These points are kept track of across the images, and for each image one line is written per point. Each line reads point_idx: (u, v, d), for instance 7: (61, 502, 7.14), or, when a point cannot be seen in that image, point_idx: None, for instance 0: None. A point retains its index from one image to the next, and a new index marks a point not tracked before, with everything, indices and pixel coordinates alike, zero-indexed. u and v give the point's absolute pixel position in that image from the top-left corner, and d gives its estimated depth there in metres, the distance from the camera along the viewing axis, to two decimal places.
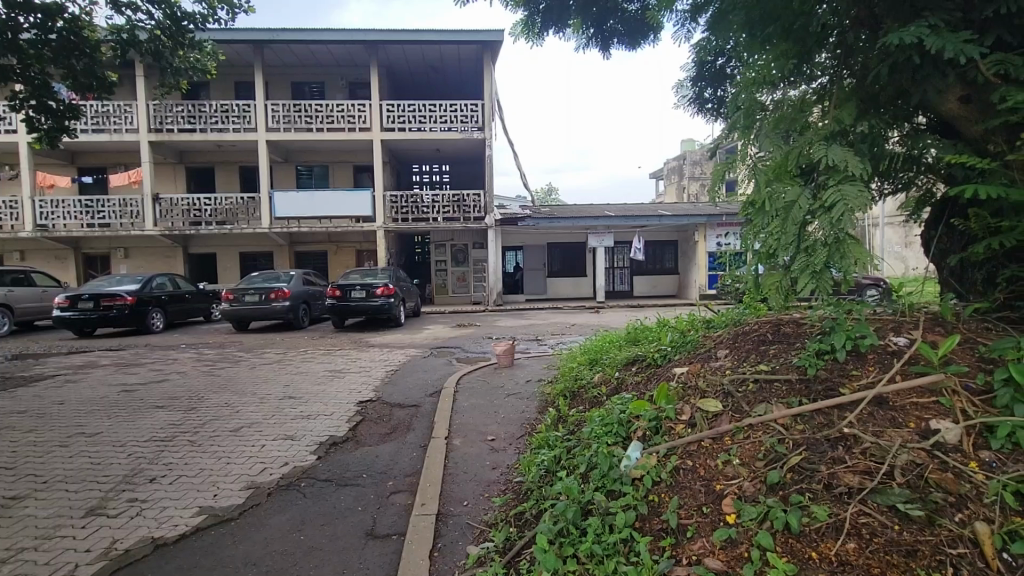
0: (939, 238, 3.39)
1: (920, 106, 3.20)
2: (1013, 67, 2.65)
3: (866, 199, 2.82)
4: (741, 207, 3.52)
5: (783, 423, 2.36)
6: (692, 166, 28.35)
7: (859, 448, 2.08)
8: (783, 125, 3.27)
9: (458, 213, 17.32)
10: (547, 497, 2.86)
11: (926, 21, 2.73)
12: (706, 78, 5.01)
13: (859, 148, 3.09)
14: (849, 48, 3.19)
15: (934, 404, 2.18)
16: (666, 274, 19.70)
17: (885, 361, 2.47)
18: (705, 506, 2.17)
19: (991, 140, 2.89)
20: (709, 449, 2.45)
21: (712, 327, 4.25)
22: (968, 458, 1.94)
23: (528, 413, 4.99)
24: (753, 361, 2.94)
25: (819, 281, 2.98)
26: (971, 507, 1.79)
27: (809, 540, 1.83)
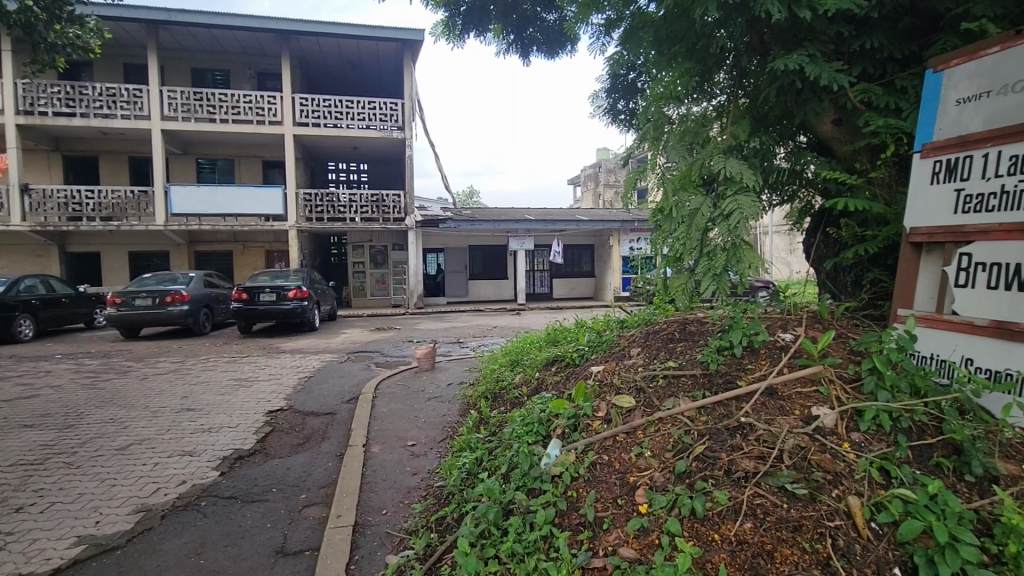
0: (818, 245, 3.80)
1: (801, 126, 3.58)
2: (874, 96, 3.04)
3: (758, 208, 3.10)
4: (651, 213, 3.77)
5: (689, 415, 2.53)
6: (607, 174, 29.62)
7: (754, 435, 2.27)
8: (687, 137, 3.54)
9: (377, 214, 16.84)
10: (468, 500, 2.86)
11: (807, 51, 3.05)
12: (619, 91, 5.27)
13: (752, 161, 3.43)
14: (744, 70, 3.49)
15: (814, 393, 2.43)
16: (583, 277, 20.41)
17: (774, 355, 2.73)
18: (620, 498, 2.27)
19: (858, 159, 3.29)
20: (622, 443, 2.57)
21: (626, 326, 4.47)
22: (842, 439, 2.17)
23: (449, 416, 4.95)
24: (662, 358, 3.13)
25: (718, 283, 3.26)
26: (846, 483, 1.99)
27: (711, 523, 1.97)
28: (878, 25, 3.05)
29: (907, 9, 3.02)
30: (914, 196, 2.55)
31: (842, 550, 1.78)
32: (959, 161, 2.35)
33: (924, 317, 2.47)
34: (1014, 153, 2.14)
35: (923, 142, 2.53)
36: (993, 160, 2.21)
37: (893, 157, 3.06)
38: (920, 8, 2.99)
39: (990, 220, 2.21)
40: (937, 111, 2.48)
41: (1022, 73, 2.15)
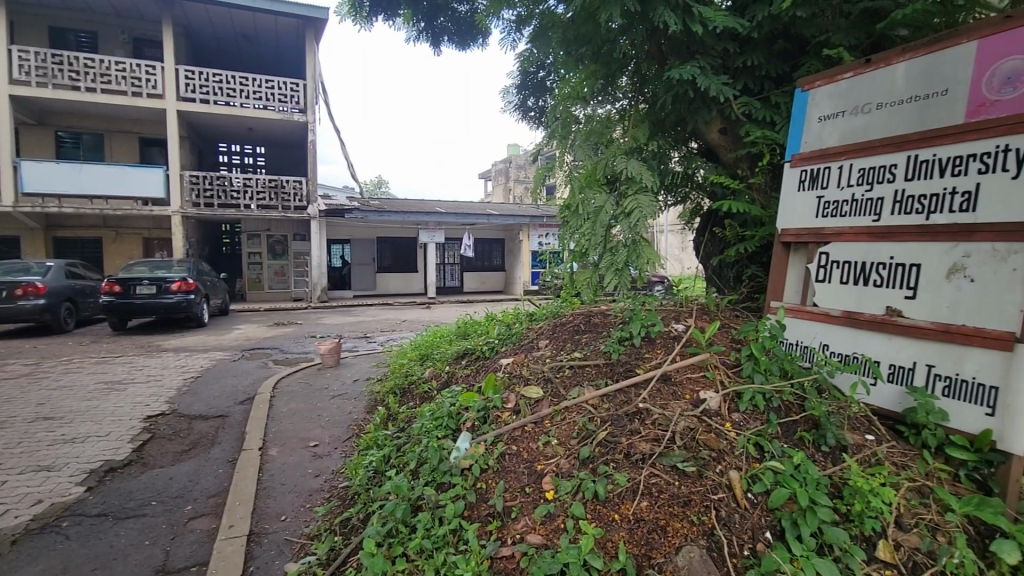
0: (706, 243, 4.14)
1: (693, 133, 3.87)
2: (754, 109, 3.37)
3: (655, 207, 3.32)
4: (559, 209, 3.92)
5: (593, 403, 2.66)
6: (518, 170, 30.07)
7: (650, 419, 2.43)
8: (593, 137, 3.77)
9: (276, 201, 15.73)
10: (375, 499, 2.78)
11: (699, 63, 3.29)
12: (529, 88, 5.36)
13: (651, 163, 3.72)
14: (644, 77, 3.70)
15: (702, 378, 2.65)
16: (494, 270, 20.59)
17: (668, 344, 2.93)
18: (527, 486, 2.33)
19: (740, 165, 3.63)
20: (530, 433, 2.64)
21: (535, 318, 4.59)
22: (725, 419, 2.38)
23: (355, 414, 4.77)
24: (568, 349, 3.25)
25: (620, 278, 3.46)
26: (727, 458, 2.18)
27: (612, 504, 2.08)
28: (758, 45, 3.37)
29: (781, 33, 3.37)
30: (785, 200, 2.86)
31: (724, 520, 1.95)
32: (821, 171, 2.67)
33: (792, 308, 2.78)
34: (864, 166, 2.47)
35: (793, 153, 2.84)
36: (847, 171, 2.54)
37: (768, 165, 3.41)
38: (791, 33, 3.34)
39: (844, 223, 2.55)
40: (804, 126, 2.80)
41: (869, 98, 2.49)
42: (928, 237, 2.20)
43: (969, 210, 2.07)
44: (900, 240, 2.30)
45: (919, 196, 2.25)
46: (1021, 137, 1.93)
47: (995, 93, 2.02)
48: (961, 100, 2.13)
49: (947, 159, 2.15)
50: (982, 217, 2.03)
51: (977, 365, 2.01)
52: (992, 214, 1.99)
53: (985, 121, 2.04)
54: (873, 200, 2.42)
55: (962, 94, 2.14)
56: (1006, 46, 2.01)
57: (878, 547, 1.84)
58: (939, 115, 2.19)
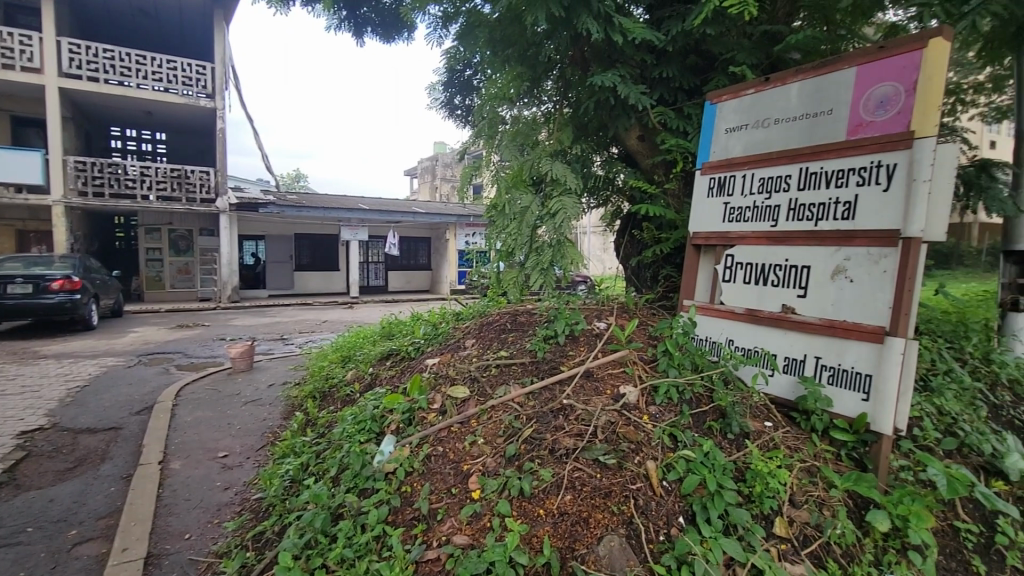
0: (625, 244, 4.31)
1: (613, 138, 4.04)
2: (669, 118, 3.58)
3: (579, 209, 3.44)
4: (485, 209, 3.94)
5: (518, 401, 2.69)
6: (444, 168, 29.80)
7: (573, 415, 2.50)
8: (519, 138, 3.86)
9: (179, 192, 14.46)
10: (292, 509, 2.65)
11: (619, 71, 3.44)
12: (456, 86, 5.32)
13: (574, 166, 3.85)
14: (568, 82, 3.80)
15: (622, 373, 2.76)
16: (420, 269, 20.25)
17: (591, 341, 3.04)
18: (454, 487, 2.31)
19: (656, 171, 3.81)
20: (456, 433, 2.63)
21: (461, 318, 4.56)
22: (643, 412, 2.49)
23: (269, 421, 4.50)
24: (494, 348, 3.27)
25: (545, 277, 3.55)
26: (645, 449, 2.28)
27: (537, 500, 2.11)
28: (672, 58, 3.57)
29: (693, 48, 3.59)
30: (696, 205, 3.05)
31: (641, 508, 2.04)
32: (727, 179, 2.88)
33: (702, 307, 2.97)
34: (764, 176, 2.69)
35: (704, 161, 3.04)
36: (750, 180, 2.76)
37: (682, 172, 3.63)
38: (702, 49, 3.57)
39: (746, 228, 2.76)
40: (713, 137, 3.00)
41: (768, 113, 2.71)
42: (816, 241, 2.44)
43: (849, 217, 2.32)
44: (794, 244, 2.54)
45: (810, 205, 2.48)
46: (891, 154, 2.19)
47: (871, 115, 2.29)
48: (844, 119, 2.38)
49: (832, 172, 2.40)
50: (860, 225, 2.28)
51: (855, 356, 2.26)
52: (868, 222, 2.25)
53: (863, 139, 2.30)
54: (771, 207, 2.65)
55: (844, 114, 2.39)
56: (879, 73, 2.28)
57: (775, 524, 2.02)
58: (826, 133, 2.45)
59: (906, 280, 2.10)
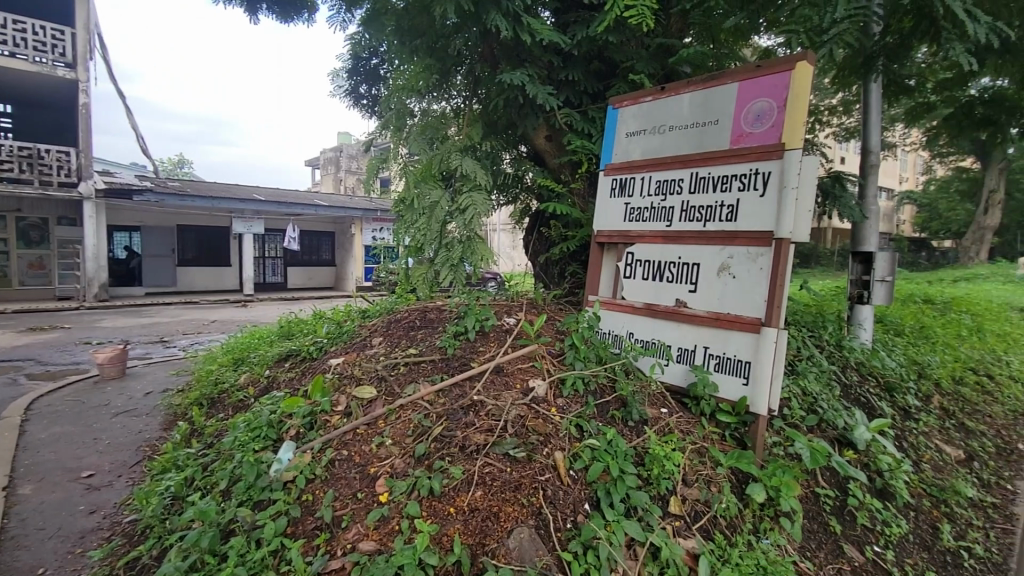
0: (533, 241, 4.39)
1: (522, 137, 4.11)
2: (574, 120, 3.71)
3: (489, 206, 3.48)
4: (393, 203, 3.84)
5: (429, 399, 2.65)
6: (349, 160, 28.56)
7: (483, 410, 2.50)
8: (428, 132, 3.80)
9: (31, 174, 12.48)
10: (174, 530, 2.39)
11: (528, 71, 3.50)
12: (361, 74, 5.10)
13: (484, 162, 3.87)
14: (477, 78, 3.82)
15: (531, 367, 2.81)
16: (323, 265, 19.25)
17: (501, 337, 3.06)
18: (360, 491, 2.22)
19: (563, 171, 3.92)
20: (363, 435, 2.53)
21: (368, 316, 4.40)
22: (551, 405, 2.55)
23: (146, 433, 4.03)
24: (403, 346, 3.19)
25: (455, 273, 3.53)
26: (554, 441, 2.34)
27: (447, 498, 2.09)
28: (577, 62, 3.69)
29: (596, 55, 3.74)
30: (600, 205, 3.19)
31: (550, 498, 2.09)
32: (628, 180, 3.04)
33: (605, 302, 3.12)
34: (660, 179, 2.88)
35: (607, 163, 3.18)
36: (648, 182, 2.93)
37: (586, 172, 3.78)
38: (605, 56, 3.73)
39: (645, 227, 2.94)
40: (615, 140, 3.15)
41: (663, 121, 2.90)
42: (705, 241, 2.65)
43: (732, 219, 2.55)
44: (686, 243, 2.74)
45: (699, 207, 2.69)
46: (767, 163, 2.44)
47: (749, 127, 2.53)
48: (727, 130, 2.61)
49: (718, 177, 2.62)
50: (741, 226, 2.52)
51: (737, 345, 2.49)
52: (747, 223, 2.49)
53: (743, 148, 2.54)
54: (666, 208, 2.84)
55: (728, 125, 2.62)
56: (756, 89, 2.52)
57: (670, 502, 2.17)
58: (712, 141, 2.67)
59: (779, 276, 2.35)
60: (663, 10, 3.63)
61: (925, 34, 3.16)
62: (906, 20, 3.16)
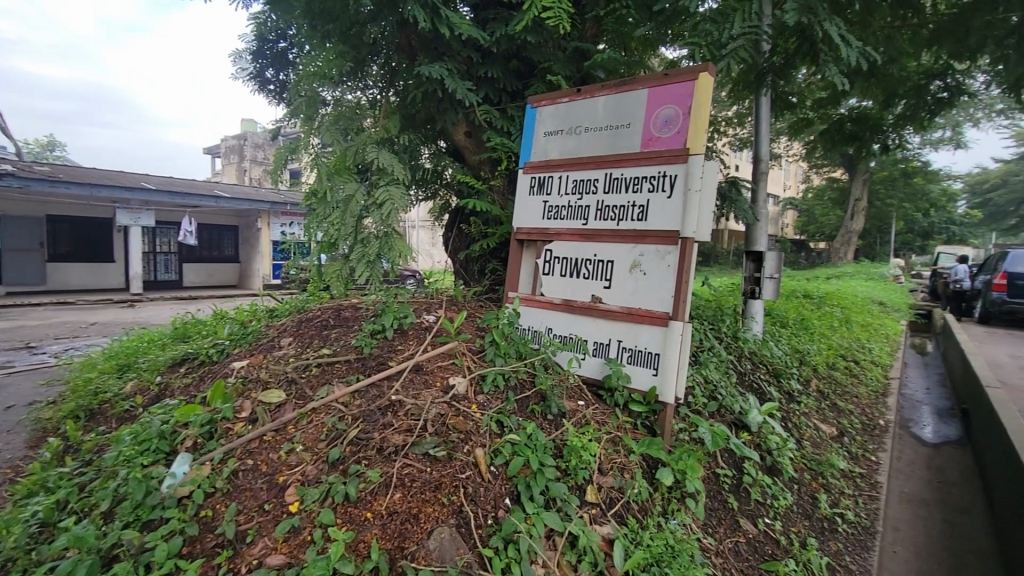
0: (453, 237, 4.35)
1: (441, 132, 4.05)
2: (494, 117, 3.72)
3: (407, 201, 3.40)
4: (304, 195, 3.63)
5: (343, 401, 2.54)
6: (255, 149, 26.64)
7: (402, 410, 2.44)
8: (342, 122, 3.64)
9: None
10: (42, 562, 2.09)
11: (446, 64, 3.45)
12: (268, 58, 4.77)
13: (402, 156, 3.76)
14: (394, 69, 3.72)
15: (451, 365, 2.78)
16: (224, 262, 17.83)
17: (420, 335, 3.00)
18: (267, 503, 2.08)
19: (482, 168, 3.92)
20: (271, 443, 2.37)
21: (276, 315, 4.12)
22: (471, 402, 2.54)
23: (7, 454, 3.49)
24: (315, 347, 3.04)
25: (371, 270, 3.40)
26: (475, 438, 2.33)
27: (363, 504, 2.02)
28: (496, 60, 3.70)
29: (515, 53, 3.78)
30: (519, 203, 3.23)
31: (471, 495, 2.08)
32: (546, 179, 3.10)
33: (524, 298, 3.15)
34: (576, 179, 2.96)
35: (526, 161, 3.22)
36: (565, 181, 3.01)
37: (505, 170, 3.81)
38: (523, 55, 3.78)
39: (562, 225, 3.01)
40: (533, 139, 3.20)
41: (579, 122, 2.99)
42: (618, 239, 2.77)
43: (643, 219, 2.68)
44: (600, 241, 2.84)
45: (613, 206, 2.80)
46: (673, 166, 2.59)
47: (658, 131, 2.67)
48: (638, 133, 2.74)
49: (630, 179, 2.74)
50: (651, 225, 2.65)
51: (647, 338, 2.63)
52: (656, 223, 2.63)
53: (653, 151, 2.68)
54: (583, 207, 2.93)
55: (639, 128, 2.75)
56: (664, 96, 2.67)
57: (587, 491, 2.24)
58: (625, 144, 2.79)
59: (684, 273, 2.50)
60: (579, 14, 3.73)
61: (807, 55, 3.52)
62: (791, 41, 3.51)
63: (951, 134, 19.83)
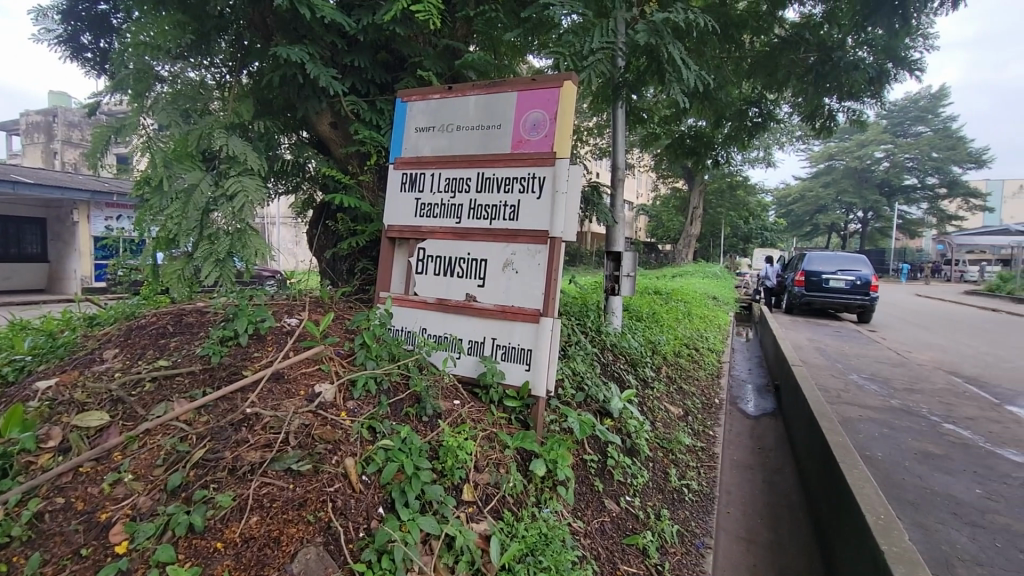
0: (318, 235, 4.06)
1: (303, 121, 3.77)
2: (361, 109, 3.55)
3: (263, 193, 3.11)
4: (135, 184, 3.12)
5: (187, 419, 2.23)
6: (67, 128, 22.41)
7: (260, 424, 2.21)
8: (181, 101, 3.19)
9: None
10: None
11: (308, 48, 3.21)
12: (83, 20, 4.02)
13: (256, 143, 3.40)
14: (247, 49, 3.38)
15: (318, 371, 2.59)
16: (26, 261, 14.74)
17: (281, 340, 2.74)
18: (85, 547, 1.75)
19: (350, 162, 3.73)
20: (92, 475, 2.01)
21: (97, 323, 3.49)
22: (340, 409, 2.39)
23: None
24: (150, 358, 2.63)
25: (221, 270, 3.02)
26: (343, 448, 2.18)
27: (213, 533, 1.78)
28: (363, 49, 3.53)
29: (383, 45, 3.65)
30: (389, 200, 3.11)
31: (340, 509, 1.94)
32: (418, 176, 3.03)
33: (397, 298, 3.05)
34: (448, 177, 2.94)
35: (396, 156, 3.12)
36: (437, 180, 2.97)
37: (375, 165, 3.66)
38: (392, 48, 3.66)
39: (435, 223, 2.97)
40: (403, 135, 3.11)
41: (451, 120, 2.97)
42: (490, 238, 2.81)
43: (514, 218, 2.75)
44: (474, 240, 2.85)
45: (486, 205, 2.83)
46: (542, 168, 2.70)
47: (527, 134, 2.76)
48: (508, 135, 2.81)
49: (502, 179, 2.79)
50: (521, 225, 2.73)
51: (519, 335, 2.71)
52: (526, 223, 2.72)
53: (522, 153, 2.76)
54: (455, 206, 2.92)
55: (509, 130, 2.81)
56: (532, 101, 2.76)
57: (463, 490, 2.23)
58: (495, 145, 2.84)
59: (553, 271, 2.62)
60: (449, 13, 3.72)
61: (655, 74, 3.83)
62: (642, 60, 3.79)
63: (764, 154, 23.50)
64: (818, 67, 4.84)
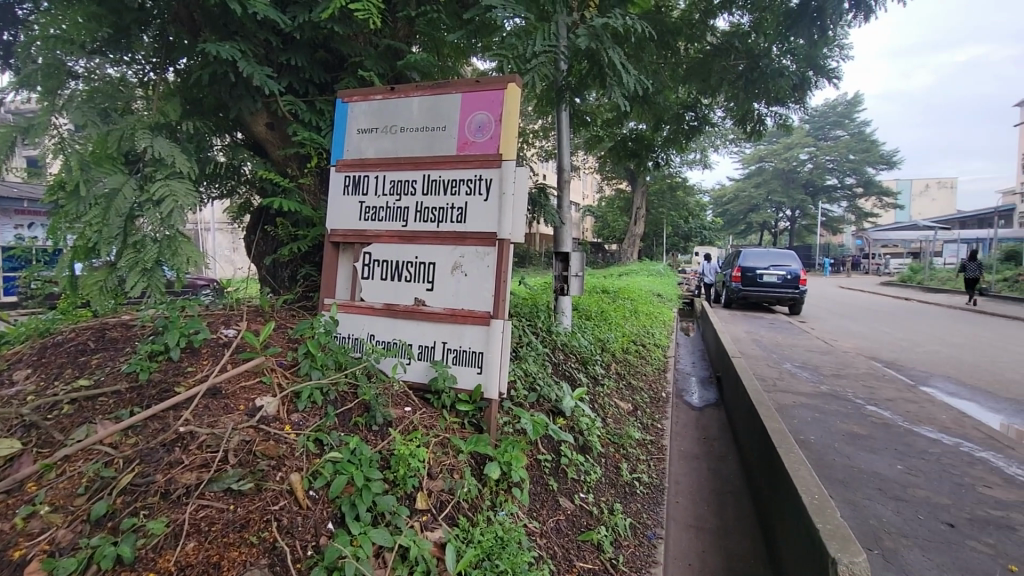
0: (256, 241, 3.88)
1: (236, 121, 3.59)
2: (299, 110, 3.42)
3: (194, 198, 2.93)
4: (46, 189, 2.87)
5: (112, 442, 2.07)
6: None
7: (195, 443, 2.07)
8: (99, 99, 2.97)
9: None
10: None
11: (240, 45, 3.07)
12: None
13: (185, 145, 3.20)
14: (173, 45, 3.19)
15: (258, 384, 2.47)
16: None
17: (217, 353, 2.60)
18: None
19: (289, 164, 3.59)
20: (2, 509, 1.83)
21: (6, 342, 3.18)
22: (284, 423, 2.29)
23: None
24: (68, 378, 2.42)
25: (149, 280, 2.83)
26: (288, 463, 2.09)
27: (144, 563, 1.66)
28: (300, 47, 3.41)
29: (321, 44, 3.53)
30: (332, 203, 3.02)
31: (286, 528, 1.86)
32: (362, 178, 2.95)
33: (343, 304, 2.95)
34: (393, 179, 2.88)
35: (338, 158, 3.03)
36: (382, 182, 2.90)
37: (316, 168, 3.54)
38: (330, 47, 3.55)
39: (380, 226, 2.90)
40: (345, 136, 3.02)
41: (394, 121, 2.91)
42: (438, 240, 2.78)
43: (462, 221, 2.73)
44: (421, 243, 2.81)
45: (432, 208, 2.80)
46: (488, 170, 2.70)
47: (472, 136, 2.74)
48: (453, 137, 2.79)
49: (448, 181, 2.77)
50: (469, 227, 2.71)
51: (469, 338, 2.69)
52: (474, 225, 2.70)
53: (468, 155, 2.74)
54: (401, 208, 2.86)
55: (454, 132, 2.79)
56: (476, 102, 2.75)
57: (417, 499, 2.18)
58: (440, 146, 2.81)
59: (502, 273, 2.62)
60: (389, 12, 3.65)
61: (596, 78, 3.93)
62: (583, 64, 3.88)
63: (701, 156, 24.57)
64: (748, 73, 5.13)
